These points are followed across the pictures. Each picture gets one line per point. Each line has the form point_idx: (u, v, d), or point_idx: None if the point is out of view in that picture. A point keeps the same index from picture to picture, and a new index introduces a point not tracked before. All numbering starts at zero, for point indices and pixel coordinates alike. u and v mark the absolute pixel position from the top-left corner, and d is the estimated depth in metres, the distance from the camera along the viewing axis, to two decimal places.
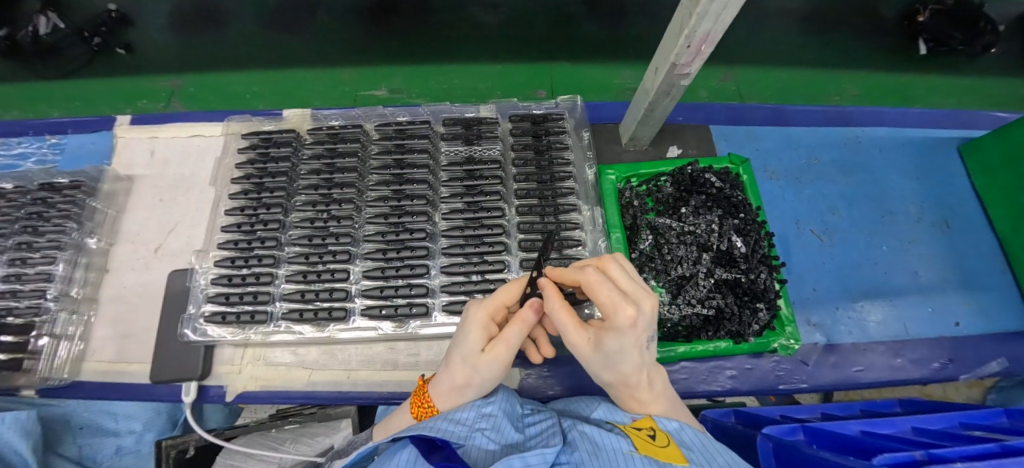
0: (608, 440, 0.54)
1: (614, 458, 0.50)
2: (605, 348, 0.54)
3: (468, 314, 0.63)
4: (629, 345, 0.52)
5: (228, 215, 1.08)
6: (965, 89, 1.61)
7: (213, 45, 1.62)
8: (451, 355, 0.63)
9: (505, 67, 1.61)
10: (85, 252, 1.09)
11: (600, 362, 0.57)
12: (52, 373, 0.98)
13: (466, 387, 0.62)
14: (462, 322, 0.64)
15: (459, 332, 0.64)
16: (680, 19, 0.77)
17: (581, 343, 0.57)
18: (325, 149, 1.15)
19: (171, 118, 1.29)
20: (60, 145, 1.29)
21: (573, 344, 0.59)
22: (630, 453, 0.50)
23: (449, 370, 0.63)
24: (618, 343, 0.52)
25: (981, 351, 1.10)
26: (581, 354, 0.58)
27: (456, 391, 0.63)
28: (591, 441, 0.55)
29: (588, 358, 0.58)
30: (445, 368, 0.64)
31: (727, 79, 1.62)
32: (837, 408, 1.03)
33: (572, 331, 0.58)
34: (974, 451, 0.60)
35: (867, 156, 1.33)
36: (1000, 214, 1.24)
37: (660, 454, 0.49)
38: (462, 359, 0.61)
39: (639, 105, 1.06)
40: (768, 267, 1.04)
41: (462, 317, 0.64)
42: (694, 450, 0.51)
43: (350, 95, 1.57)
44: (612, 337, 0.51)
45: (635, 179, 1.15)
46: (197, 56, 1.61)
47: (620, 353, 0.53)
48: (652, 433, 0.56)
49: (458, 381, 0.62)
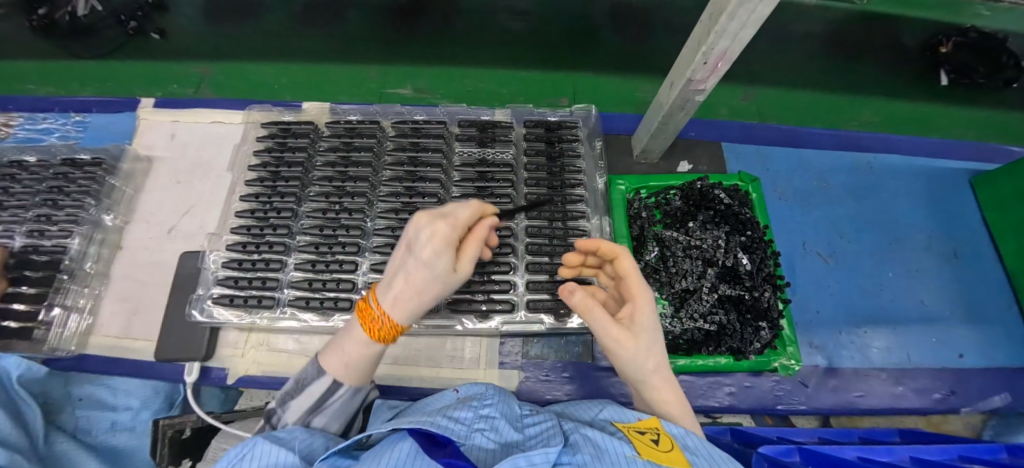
0: (611, 444, 0.54)
1: (616, 461, 0.50)
2: (646, 326, 0.61)
3: (432, 232, 0.56)
4: (656, 325, 0.62)
5: (243, 201, 1.11)
6: (983, 122, 1.61)
7: (241, 35, 1.65)
8: (411, 272, 0.57)
9: (528, 74, 1.64)
10: (101, 229, 1.12)
11: (646, 345, 0.60)
12: (60, 343, 1.00)
13: (431, 299, 0.60)
14: (423, 240, 0.56)
15: (418, 250, 0.57)
16: (698, 37, 0.79)
17: (619, 335, 0.60)
18: (341, 142, 1.18)
19: (194, 103, 1.32)
20: (84, 123, 1.32)
21: (614, 338, 0.60)
22: (633, 457, 0.50)
23: (412, 285, 0.57)
24: (651, 317, 0.62)
25: (985, 385, 1.09)
26: (623, 345, 0.60)
27: (423, 304, 0.59)
28: (593, 444, 0.56)
29: (631, 348, 0.60)
30: (401, 287, 0.58)
31: (744, 98, 1.63)
32: (836, 433, 1.02)
33: (609, 324, 0.61)
34: None
35: (878, 182, 1.33)
36: (1009, 249, 1.23)
37: (662, 459, 0.49)
38: (428, 279, 0.57)
39: (653, 119, 1.07)
40: (772, 286, 1.04)
41: (422, 235, 0.57)
42: (697, 456, 0.52)
43: (375, 91, 1.60)
44: (645, 315, 0.62)
45: (644, 190, 1.16)
46: (225, 45, 1.64)
47: (655, 329, 0.62)
48: (656, 437, 0.56)
49: (423, 294, 0.58)
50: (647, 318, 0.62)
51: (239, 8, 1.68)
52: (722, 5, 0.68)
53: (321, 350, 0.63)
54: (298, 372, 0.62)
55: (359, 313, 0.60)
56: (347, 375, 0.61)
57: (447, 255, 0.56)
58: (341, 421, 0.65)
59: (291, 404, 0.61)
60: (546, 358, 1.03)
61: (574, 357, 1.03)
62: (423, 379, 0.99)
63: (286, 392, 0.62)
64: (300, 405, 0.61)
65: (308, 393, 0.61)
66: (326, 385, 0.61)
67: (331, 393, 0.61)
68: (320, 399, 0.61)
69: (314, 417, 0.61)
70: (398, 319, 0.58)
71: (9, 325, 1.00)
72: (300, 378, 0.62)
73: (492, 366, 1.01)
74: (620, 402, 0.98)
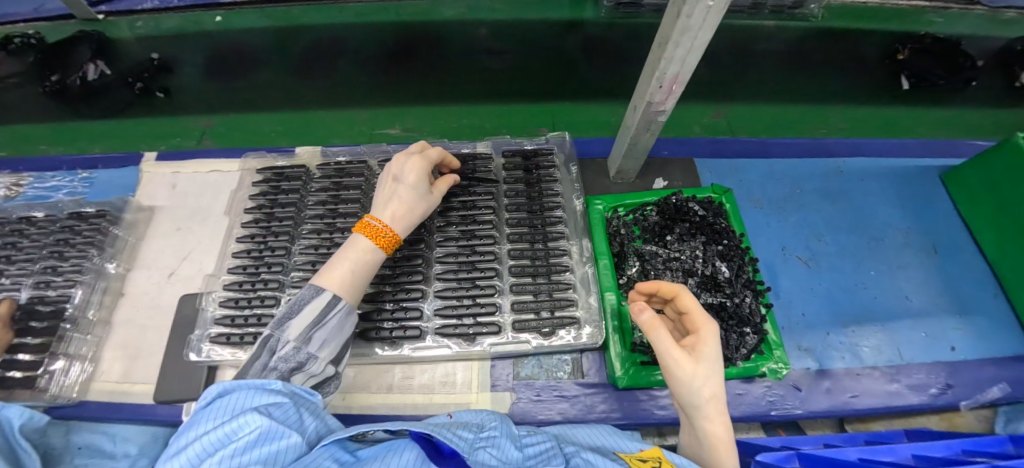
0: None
1: None
2: (706, 355, 0.62)
3: (414, 166, 0.89)
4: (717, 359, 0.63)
5: (239, 242, 1.16)
6: (947, 121, 1.68)
7: (238, 90, 1.76)
8: (401, 193, 0.85)
9: (510, 107, 1.75)
10: (104, 277, 1.17)
11: (705, 371, 0.60)
12: (62, 392, 1.02)
13: (415, 215, 0.87)
14: (411, 168, 0.88)
15: (409, 175, 0.88)
16: (652, 64, 0.86)
17: (679, 357, 0.61)
18: (331, 182, 1.24)
19: (193, 154, 1.40)
20: (90, 179, 1.40)
21: (673, 358, 0.62)
22: None
23: (402, 201, 0.85)
24: (711, 348, 0.63)
25: (980, 376, 1.09)
26: (682, 367, 0.61)
27: (409, 219, 0.86)
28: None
29: (689, 370, 0.60)
30: (392, 203, 0.84)
31: (716, 116, 1.71)
32: (839, 438, 1.00)
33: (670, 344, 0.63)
34: None
35: (850, 186, 1.38)
36: (987, 240, 1.26)
37: None
38: (418, 195, 0.88)
39: (622, 141, 1.14)
40: (752, 292, 1.07)
41: (410, 166, 0.88)
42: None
43: (366, 133, 1.69)
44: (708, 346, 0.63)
45: (622, 208, 1.21)
46: (225, 99, 1.76)
47: (715, 362, 0.63)
48: (657, 464, 0.56)
49: (410, 210, 0.86)
50: (709, 350, 0.63)
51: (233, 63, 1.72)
52: (667, 33, 0.75)
53: (316, 276, 0.73)
54: (294, 296, 0.69)
55: (358, 229, 0.80)
56: (347, 291, 0.73)
57: (425, 180, 0.89)
58: (335, 343, 0.71)
59: (292, 321, 0.66)
60: (537, 378, 1.04)
61: (565, 376, 1.04)
62: (417, 405, 1.00)
63: (282, 315, 0.67)
64: (301, 320, 0.66)
65: (309, 308, 0.68)
66: (326, 299, 0.70)
67: (330, 306, 0.69)
68: (320, 313, 0.68)
69: (315, 332, 0.67)
70: (397, 230, 0.83)
71: (13, 375, 1.03)
72: (298, 300, 0.69)
73: (484, 388, 1.02)
74: (613, 417, 0.98)
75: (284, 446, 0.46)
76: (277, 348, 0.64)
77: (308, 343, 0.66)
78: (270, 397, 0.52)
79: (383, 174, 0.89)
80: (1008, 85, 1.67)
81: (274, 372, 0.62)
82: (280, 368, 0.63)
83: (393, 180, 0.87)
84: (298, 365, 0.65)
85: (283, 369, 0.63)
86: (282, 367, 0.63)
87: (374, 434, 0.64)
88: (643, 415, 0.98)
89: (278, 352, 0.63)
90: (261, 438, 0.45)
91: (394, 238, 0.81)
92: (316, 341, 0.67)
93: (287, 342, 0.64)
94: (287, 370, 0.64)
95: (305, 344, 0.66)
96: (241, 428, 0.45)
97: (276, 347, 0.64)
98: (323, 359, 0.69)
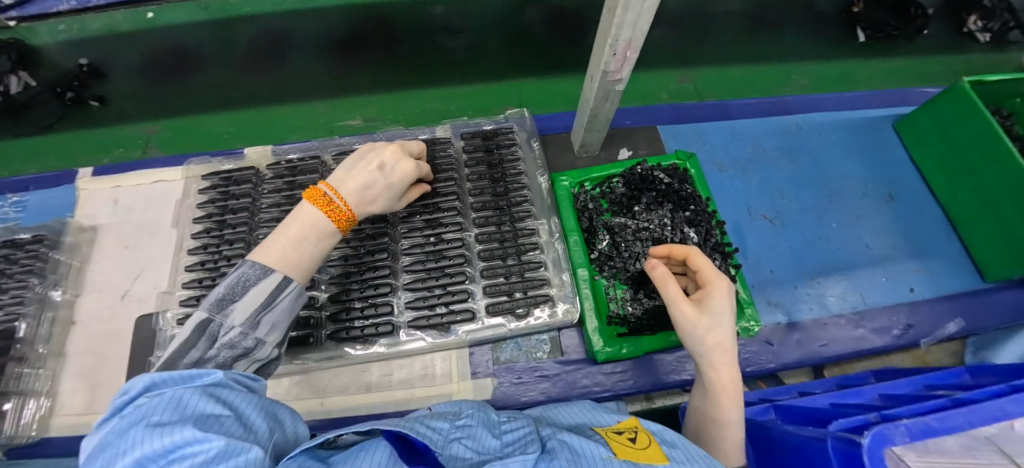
0: (587, 447, 0.51)
1: (593, 464, 0.48)
2: (713, 307, 0.66)
3: (405, 165, 0.84)
4: (726, 311, 0.66)
5: (191, 254, 1.10)
6: (903, 71, 1.70)
7: (177, 91, 1.63)
8: (377, 186, 0.79)
9: (474, 88, 1.68)
10: (50, 305, 1.10)
11: (710, 323, 0.64)
12: (19, 431, 0.97)
13: (376, 209, 0.82)
14: (401, 169, 0.83)
15: (393, 174, 0.81)
16: (603, 30, 0.83)
17: (686, 309, 0.67)
18: (284, 182, 1.18)
19: (133, 166, 1.30)
20: (22, 203, 1.28)
21: (680, 310, 0.67)
22: (609, 458, 0.48)
23: (373, 194, 0.79)
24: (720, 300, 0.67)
25: (939, 313, 1.15)
26: (687, 318, 0.66)
27: (369, 210, 0.80)
28: (570, 448, 0.52)
29: (693, 320, 0.65)
30: (365, 193, 0.77)
31: (683, 81, 1.68)
32: (813, 386, 1.05)
33: (678, 297, 0.68)
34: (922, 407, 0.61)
35: (809, 141, 1.40)
36: (939, 182, 1.30)
37: (638, 457, 0.49)
38: (390, 195, 0.82)
39: (583, 114, 1.11)
40: (721, 254, 1.08)
41: (401, 165, 0.83)
42: (675, 448, 0.52)
43: (326, 126, 1.61)
44: (716, 299, 0.66)
45: (588, 183, 1.19)
46: (164, 103, 1.63)
47: (726, 314, 0.66)
48: (633, 436, 0.55)
49: (374, 204, 0.80)
50: (718, 303, 0.66)
51: (177, 65, 1.59)
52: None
53: (256, 253, 0.67)
54: (234, 275, 0.63)
55: (318, 202, 0.72)
56: (302, 270, 0.69)
57: (406, 184, 0.84)
58: (284, 325, 0.68)
59: (237, 303, 0.62)
60: (517, 361, 1.03)
61: (545, 355, 1.04)
62: (398, 402, 0.98)
63: (222, 297, 0.62)
64: (246, 303, 0.62)
65: (256, 289, 0.63)
66: (275, 281, 0.65)
67: (280, 289, 0.65)
68: (270, 296, 0.64)
69: (265, 315, 0.64)
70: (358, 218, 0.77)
71: None
72: (240, 279, 0.64)
73: (464, 377, 1.01)
74: (595, 391, 0.99)
75: (246, 463, 0.38)
76: (220, 334, 0.60)
77: (255, 328, 0.63)
78: (217, 406, 0.44)
79: (371, 150, 0.80)
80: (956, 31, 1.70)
81: (216, 360, 0.59)
82: (223, 354, 0.59)
83: (377, 168, 0.79)
84: (245, 351, 0.62)
85: (225, 356, 0.60)
86: (225, 353, 0.60)
87: (347, 438, 0.58)
88: (624, 386, 1.00)
89: (220, 339, 0.59)
90: (217, 457, 0.37)
91: (353, 224, 0.76)
92: (264, 325, 0.64)
93: (231, 328, 0.60)
94: (231, 357, 0.60)
95: (251, 329, 0.62)
96: (191, 443, 0.37)
97: (219, 333, 0.60)
98: (271, 343, 0.66)
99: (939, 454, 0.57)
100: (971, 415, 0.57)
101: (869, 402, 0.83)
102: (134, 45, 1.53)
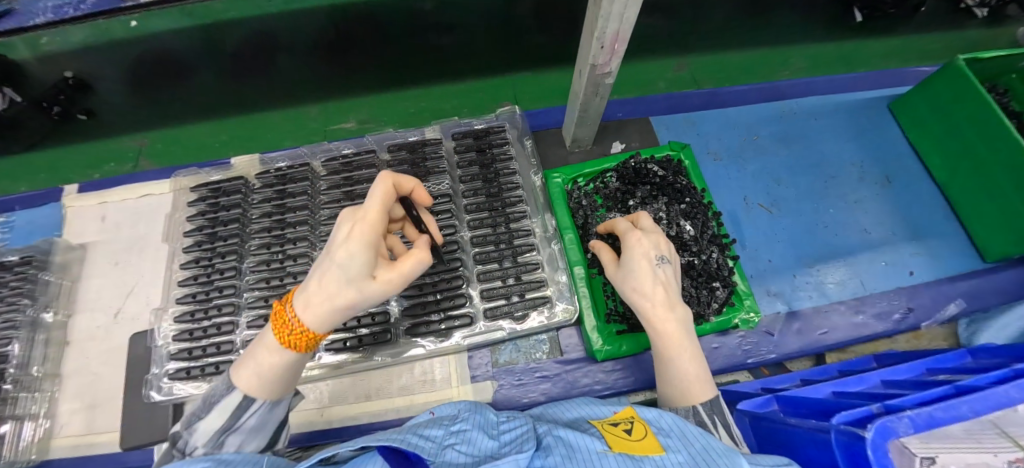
0: (582, 440, 0.53)
1: (588, 458, 0.49)
2: (624, 263, 0.79)
3: (353, 230, 0.55)
4: (634, 262, 0.77)
5: (184, 269, 1.09)
6: (902, 51, 1.64)
7: (173, 101, 1.59)
8: (323, 272, 0.54)
9: (468, 85, 1.62)
10: (43, 327, 1.08)
11: (622, 276, 0.78)
12: (18, 456, 0.96)
13: (346, 305, 0.54)
14: (343, 238, 0.55)
15: (336, 249, 0.55)
16: (591, 22, 0.81)
17: (612, 272, 0.83)
18: (274, 191, 1.16)
19: (118, 181, 1.28)
20: (9, 223, 1.26)
21: (610, 274, 0.84)
22: (604, 452, 0.49)
23: (321, 285, 0.53)
24: (635, 253, 0.78)
25: (938, 296, 1.14)
26: (613, 278, 0.83)
27: (329, 309, 0.54)
28: (564, 443, 0.53)
29: (615, 279, 0.82)
30: (314, 288, 0.54)
31: (678, 70, 1.65)
32: (815, 373, 1.04)
33: (609, 264, 0.86)
34: (926, 397, 0.60)
35: (804, 126, 1.38)
36: (936, 163, 1.29)
37: (634, 450, 0.49)
38: (345, 280, 0.53)
39: (573, 109, 1.09)
40: (718, 246, 1.08)
41: (340, 236, 0.56)
42: (671, 436, 0.52)
43: (319, 131, 1.56)
44: (625, 256, 0.79)
45: (581, 178, 1.17)
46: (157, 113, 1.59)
47: (634, 264, 0.77)
48: (629, 427, 0.56)
49: (332, 298, 0.53)
50: (626, 258, 0.79)
51: (166, 71, 1.55)
52: None
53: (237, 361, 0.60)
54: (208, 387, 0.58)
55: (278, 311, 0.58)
56: (258, 391, 0.57)
57: (360, 254, 0.54)
58: (261, 437, 0.61)
59: (200, 422, 0.56)
60: (517, 363, 1.03)
61: (544, 356, 1.03)
62: (398, 409, 0.98)
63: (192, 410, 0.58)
64: (210, 422, 0.56)
65: (217, 410, 0.56)
66: (235, 400, 0.56)
67: (241, 410, 0.56)
68: (234, 414, 0.56)
69: (228, 437, 0.57)
70: (311, 323, 0.54)
71: None
72: (211, 393, 0.58)
73: (464, 381, 1.01)
74: (596, 389, 0.98)
75: None
76: (188, 449, 0.57)
77: (221, 447, 0.57)
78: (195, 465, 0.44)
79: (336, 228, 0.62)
80: (953, 8, 1.65)
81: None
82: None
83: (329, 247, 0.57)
84: None
85: None
86: None
87: (342, 455, 0.56)
88: (625, 383, 0.99)
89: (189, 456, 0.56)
90: None
91: (307, 335, 0.55)
92: (232, 445, 0.57)
93: (196, 447, 0.56)
94: None
95: (217, 449, 0.57)
96: None
97: (187, 448, 0.57)
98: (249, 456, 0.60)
99: (940, 440, 0.55)
100: (976, 403, 0.56)
101: (872, 390, 0.83)
102: (124, 53, 1.49)
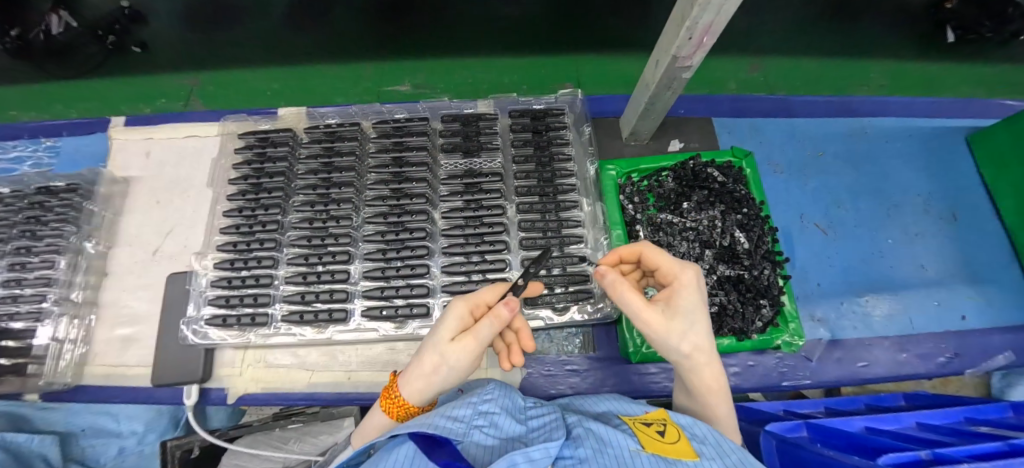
0: (614, 436, 0.50)
1: (620, 455, 0.46)
2: (682, 308, 0.57)
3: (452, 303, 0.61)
4: (698, 308, 0.58)
5: (227, 217, 1.08)
6: (993, 79, 1.52)
7: (227, 43, 1.56)
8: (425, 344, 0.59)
9: (529, 61, 1.54)
10: (85, 256, 1.09)
11: (683, 328, 0.56)
12: (56, 377, 0.97)
13: (430, 373, 0.54)
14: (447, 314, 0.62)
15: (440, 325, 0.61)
16: (681, 10, 0.74)
17: (655, 320, 0.56)
18: (323, 148, 1.14)
19: (167, 119, 1.27)
20: (56, 148, 1.27)
21: (647, 323, 0.56)
22: (637, 451, 0.46)
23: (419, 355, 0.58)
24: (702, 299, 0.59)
25: (989, 345, 1.09)
26: (657, 329, 0.56)
27: (417, 377, 0.55)
28: (596, 436, 0.51)
29: (664, 331, 0.56)
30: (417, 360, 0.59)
31: (751, 71, 1.55)
32: (843, 403, 1.00)
33: (644, 308, 0.56)
34: (977, 450, 0.55)
35: (872, 148, 1.31)
36: (1009, 206, 1.21)
37: (667, 452, 0.46)
38: (433, 345, 0.56)
39: (640, 100, 1.04)
40: (771, 263, 1.03)
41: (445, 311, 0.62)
42: (706, 444, 0.49)
43: (373, 91, 1.50)
44: (685, 296, 0.58)
45: (636, 174, 1.13)
46: (209, 55, 1.54)
47: (697, 313, 0.58)
48: (662, 429, 0.53)
49: (421, 366, 0.55)
50: (686, 300, 0.58)
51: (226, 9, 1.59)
52: None
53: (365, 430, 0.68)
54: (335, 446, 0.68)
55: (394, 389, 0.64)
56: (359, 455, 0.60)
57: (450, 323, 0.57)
58: None
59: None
60: (547, 352, 1.02)
61: (577, 350, 1.02)
62: None
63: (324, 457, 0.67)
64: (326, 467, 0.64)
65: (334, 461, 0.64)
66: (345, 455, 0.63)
67: None
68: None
69: None
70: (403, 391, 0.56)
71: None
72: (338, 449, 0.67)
73: (492, 364, 1.00)
74: (624, 391, 0.97)
75: None
76: None
77: None
78: None
79: None
80: None
81: None
82: None
83: None
84: None
85: None
86: None
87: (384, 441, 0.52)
88: (654, 389, 0.97)
89: None
90: None
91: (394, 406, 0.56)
92: None
93: None
94: None
95: None
96: None
97: None
98: None
99: None
100: None
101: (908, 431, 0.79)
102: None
